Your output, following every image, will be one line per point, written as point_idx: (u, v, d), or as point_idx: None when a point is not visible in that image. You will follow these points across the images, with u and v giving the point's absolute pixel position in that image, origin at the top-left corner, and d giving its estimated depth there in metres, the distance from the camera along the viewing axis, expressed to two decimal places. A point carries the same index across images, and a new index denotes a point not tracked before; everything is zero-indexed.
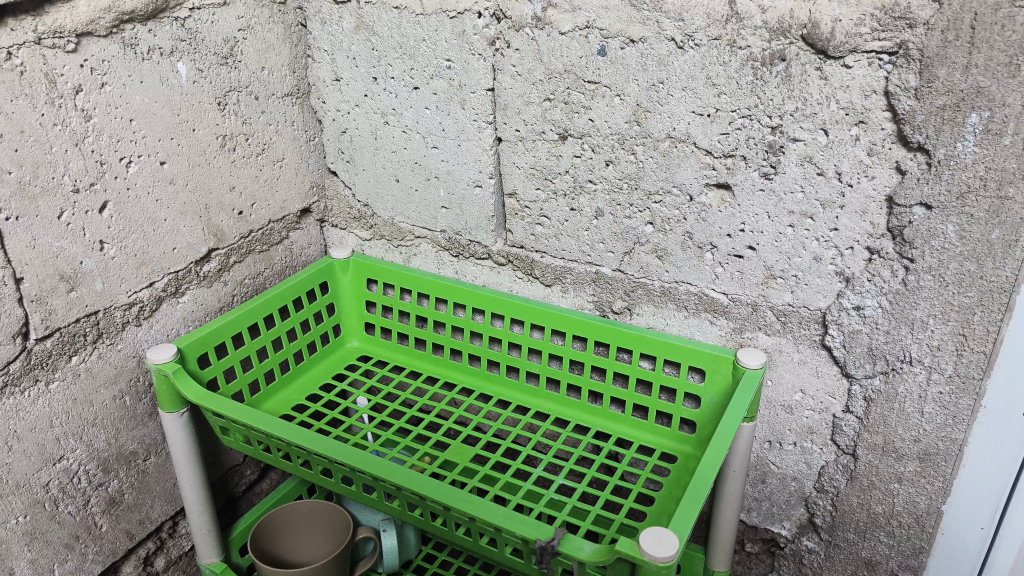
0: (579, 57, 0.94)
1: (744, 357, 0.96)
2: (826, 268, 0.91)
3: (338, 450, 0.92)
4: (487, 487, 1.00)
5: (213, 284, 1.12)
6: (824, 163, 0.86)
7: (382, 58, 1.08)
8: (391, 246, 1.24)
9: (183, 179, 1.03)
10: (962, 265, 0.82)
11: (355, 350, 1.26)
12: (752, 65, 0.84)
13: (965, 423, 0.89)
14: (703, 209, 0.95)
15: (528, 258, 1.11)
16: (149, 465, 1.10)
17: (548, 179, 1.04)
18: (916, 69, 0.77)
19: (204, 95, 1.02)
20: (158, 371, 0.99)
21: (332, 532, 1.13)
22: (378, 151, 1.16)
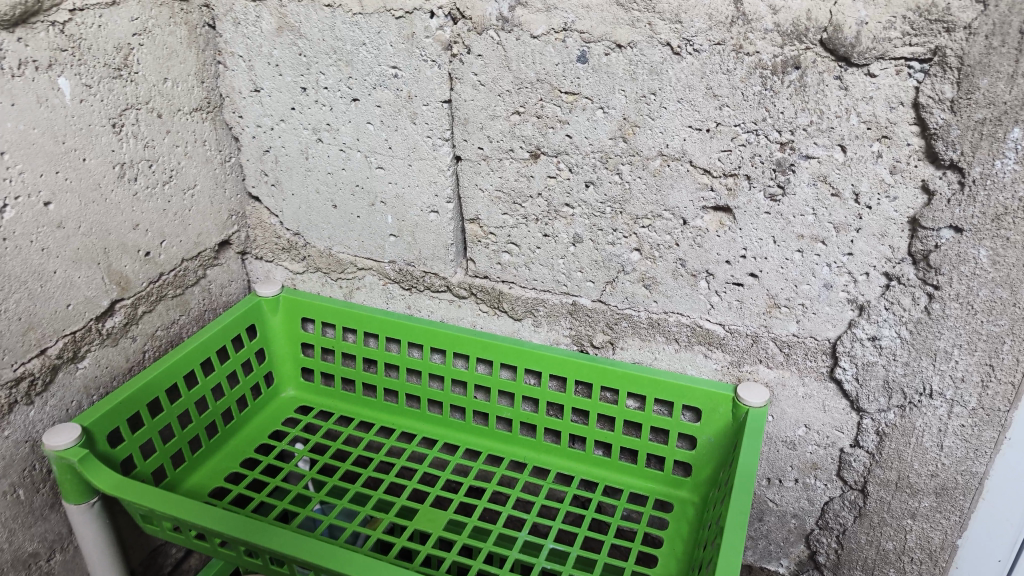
0: (554, 64, 0.80)
1: (746, 395, 0.87)
2: (837, 296, 0.83)
3: (291, 542, 0.73)
4: (467, 561, 0.85)
5: (119, 341, 0.94)
6: (840, 183, 0.77)
7: (312, 65, 0.91)
8: (329, 279, 1.10)
9: (74, 222, 0.84)
10: (994, 292, 0.74)
11: (292, 400, 1.12)
12: (761, 73, 0.74)
13: (987, 456, 0.82)
14: (698, 233, 0.85)
15: (495, 289, 1.00)
16: (55, 564, 0.92)
17: (517, 204, 0.92)
18: (953, 79, 0.67)
19: (94, 116, 0.83)
20: (59, 460, 0.80)
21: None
22: (311, 172, 1.00)
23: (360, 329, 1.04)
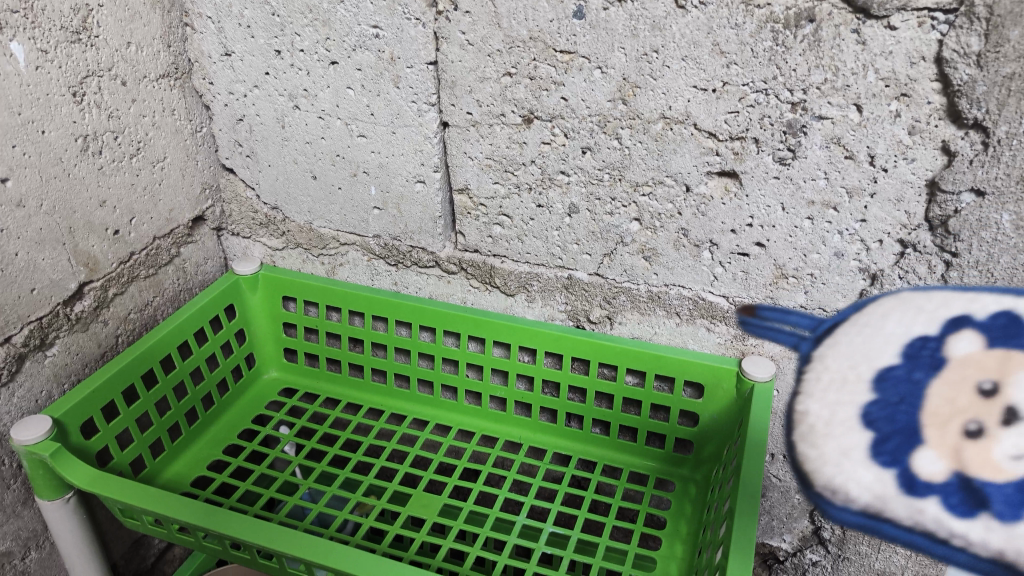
0: (548, 20, 0.75)
1: (751, 368, 0.83)
2: (849, 265, 0.78)
3: (283, 538, 0.68)
4: (466, 549, 0.81)
5: (90, 325, 0.89)
6: (854, 145, 0.72)
7: (287, 26, 0.85)
8: (310, 255, 1.04)
9: (35, 199, 0.77)
10: (1016, 259, 0.69)
11: (275, 382, 1.07)
12: (772, 27, 0.68)
13: None
14: (703, 201, 0.80)
15: (486, 263, 0.95)
16: (30, 562, 0.89)
17: (509, 172, 0.86)
18: (980, 30, 0.62)
19: (52, 85, 0.76)
20: (30, 455, 0.75)
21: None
22: (288, 142, 0.94)
23: (344, 307, 0.99)
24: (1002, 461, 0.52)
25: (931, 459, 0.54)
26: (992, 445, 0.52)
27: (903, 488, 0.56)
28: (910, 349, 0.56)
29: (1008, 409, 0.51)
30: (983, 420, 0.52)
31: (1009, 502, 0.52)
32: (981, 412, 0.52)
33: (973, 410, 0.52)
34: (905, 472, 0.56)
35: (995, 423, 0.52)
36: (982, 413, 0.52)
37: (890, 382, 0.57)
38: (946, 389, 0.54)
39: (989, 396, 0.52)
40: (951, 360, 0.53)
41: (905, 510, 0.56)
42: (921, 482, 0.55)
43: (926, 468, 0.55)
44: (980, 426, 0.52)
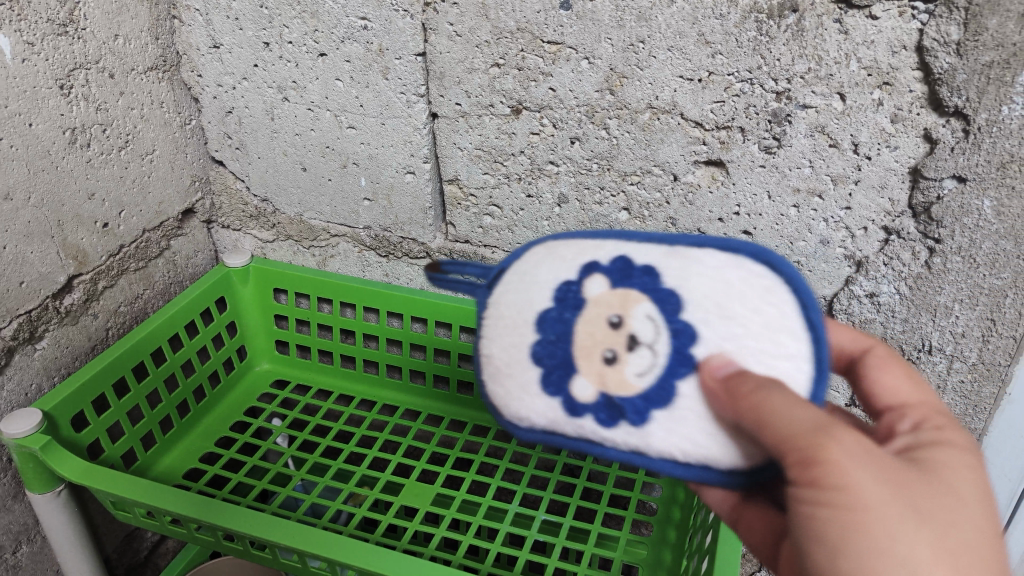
0: (535, 11, 0.75)
1: None
2: (834, 252, 0.79)
3: (276, 528, 0.69)
4: (459, 538, 0.82)
5: (79, 318, 0.89)
6: (838, 134, 0.73)
7: (275, 18, 0.85)
8: (301, 247, 1.05)
9: (24, 192, 0.77)
10: (997, 245, 0.71)
11: (266, 374, 1.08)
12: (756, 17, 0.69)
13: (986, 412, 0.80)
14: (690, 190, 0.81)
15: (477, 254, 0.96)
16: (22, 556, 0.89)
17: (498, 162, 0.87)
18: (959, 20, 0.63)
19: (39, 77, 0.76)
20: (20, 448, 0.75)
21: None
22: (277, 134, 0.95)
23: (334, 299, 1.00)
24: (631, 377, 0.51)
25: (585, 382, 0.53)
26: (624, 368, 0.51)
27: (567, 411, 0.53)
28: (560, 294, 0.54)
29: (633, 337, 0.50)
30: (619, 347, 0.51)
31: (641, 412, 0.51)
32: (614, 340, 0.51)
33: (608, 338, 0.51)
34: (567, 398, 0.53)
35: (627, 347, 0.51)
36: (614, 340, 0.51)
37: (549, 324, 0.54)
38: (585, 323, 0.52)
39: (619, 327, 0.51)
40: (587, 300, 0.52)
41: (574, 430, 0.54)
42: (572, 405, 0.53)
43: (581, 392, 0.53)
44: (618, 352, 0.51)
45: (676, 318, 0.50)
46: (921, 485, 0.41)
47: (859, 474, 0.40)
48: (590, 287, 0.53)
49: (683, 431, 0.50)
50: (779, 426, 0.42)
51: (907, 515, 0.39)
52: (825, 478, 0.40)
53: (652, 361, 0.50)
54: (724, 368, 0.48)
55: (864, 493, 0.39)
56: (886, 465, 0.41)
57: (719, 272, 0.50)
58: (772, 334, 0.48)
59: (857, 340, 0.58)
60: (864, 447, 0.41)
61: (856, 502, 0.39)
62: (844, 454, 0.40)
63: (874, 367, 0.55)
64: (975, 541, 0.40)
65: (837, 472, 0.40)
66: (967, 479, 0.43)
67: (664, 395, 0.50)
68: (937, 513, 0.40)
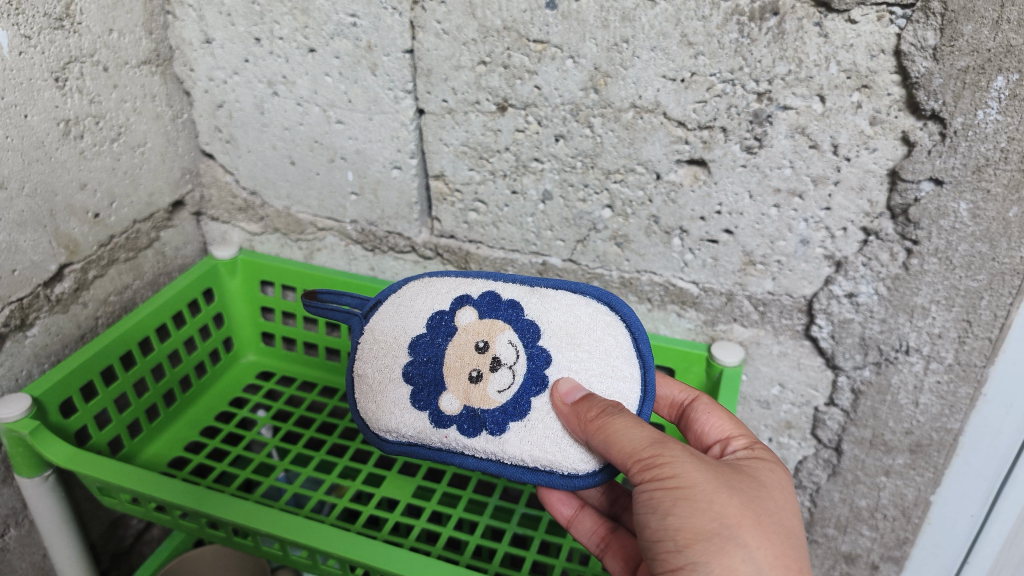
0: (521, 10, 0.76)
1: (719, 354, 0.85)
2: (814, 252, 0.80)
3: (256, 515, 0.70)
4: (438, 530, 0.83)
5: (69, 307, 0.90)
6: (818, 135, 0.73)
7: (266, 14, 0.86)
8: (288, 240, 1.06)
9: (17, 181, 0.78)
10: (973, 247, 0.72)
11: (253, 366, 1.10)
12: (738, 19, 0.70)
13: (962, 413, 0.81)
14: (672, 188, 0.82)
15: (462, 249, 0.97)
16: (9, 540, 0.90)
17: (484, 158, 0.88)
18: (936, 25, 0.64)
19: (34, 70, 0.77)
20: (9, 433, 0.76)
21: (224, 567, 1.07)
22: (267, 128, 0.96)
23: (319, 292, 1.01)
24: (492, 393, 0.69)
25: (452, 399, 0.70)
26: (487, 384, 0.69)
27: (434, 422, 0.70)
28: (433, 321, 0.73)
29: (495, 360, 0.69)
30: (482, 367, 0.69)
31: (498, 423, 0.68)
32: (480, 362, 0.69)
33: (475, 361, 0.70)
34: (435, 412, 0.71)
35: (490, 368, 0.69)
36: (480, 362, 0.69)
37: (421, 348, 0.73)
38: (457, 349, 0.71)
39: (484, 352, 0.70)
40: (458, 328, 0.72)
41: (438, 439, 0.71)
42: (439, 416, 0.70)
43: (448, 405, 0.70)
44: (482, 372, 0.69)
45: (531, 344, 0.69)
46: (731, 474, 0.59)
47: (683, 463, 0.57)
48: (461, 317, 0.72)
49: (532, 439, 0.67)
50: (624, 443, 0.59)
51: (719, 488, 0.56)
52: (661, 473, 0.57)
53: (510, 379, 0.68)
54: (569, 393, 0.66)
55: (687, 476, 0.56)
56: (702, 459, 0.58)
57: (571, 310, 0.70)
58: (605, 360, 0.68)
59: (684, 390, 0.77)
60: (688, 451, 0.58)
61: (682, 483, 0.56)
62: (672, 455, 0.57)
63: (701, 408, 0.73)
64: (772, 504, 0.58)
65: (669, 466, 0.57)
66: (767, 475, 0.61)
67: (519, 410, 0.68)
68: (741, 487, 0.58)
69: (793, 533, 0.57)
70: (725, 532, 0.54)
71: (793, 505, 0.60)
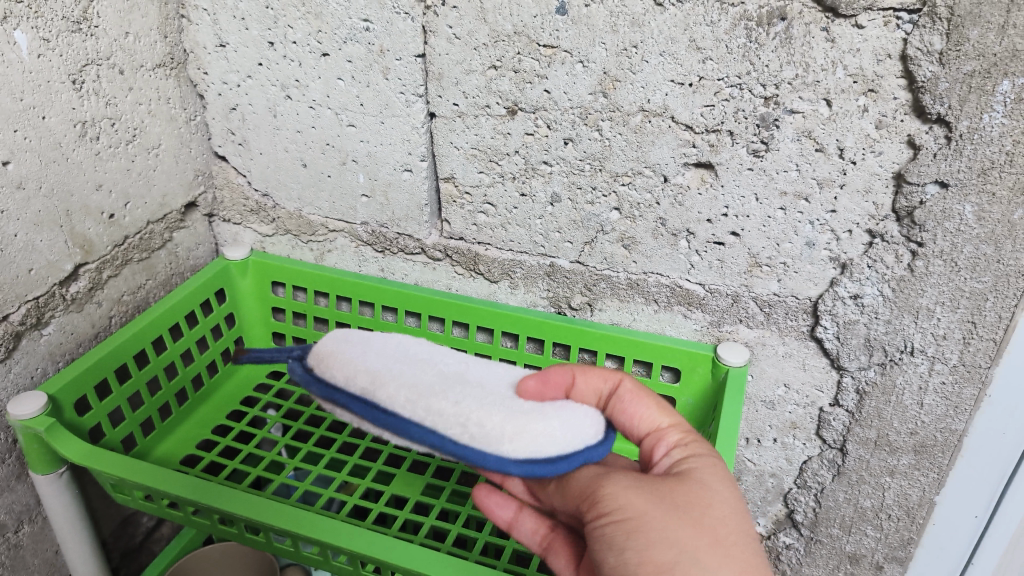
0: (532, 16, 0.77)
1: (725, 354, 0.86)
2: (820, 254, 0.81)
3: (268, 511, 0.71)
4: (447, 527, 0.84)
5: (83, 306, 0.91)
6: (824, 138, 0.74)
7: (280, 18, 0.87)
8: (299, 241, 1.07)
9: (35, 182, 0.80)
10: (978, 249, 0.72)
11: (263, 365, 1.11)
12: (746, 25, 0.71)
13: (967, 414, 0.82)
14: (680, 191, 0.83)
15: (471, 251, 0.98)
16: (23, 536, 0.92)
17: (493, 161, 0.89)
18: (942, 30, 0.65)
19: (53, 72, 0.79)
20: (26, 430, 0.77)
21: (233, 565, 1.08)
22: (279, 131, 0.97)
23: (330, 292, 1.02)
24: None
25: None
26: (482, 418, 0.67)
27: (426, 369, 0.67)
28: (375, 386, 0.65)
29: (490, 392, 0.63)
30: None
31: None
32: None
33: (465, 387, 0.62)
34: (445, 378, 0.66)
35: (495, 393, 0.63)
36: None
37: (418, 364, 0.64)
38: None
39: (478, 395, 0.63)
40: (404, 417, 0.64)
41: None
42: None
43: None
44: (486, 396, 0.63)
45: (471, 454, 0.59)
46: (679, 488, 0.55)
47: (626, 492, 0.54)
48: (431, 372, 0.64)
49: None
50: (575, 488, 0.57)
51: (667, 511, 0.53)
52: (606, 508, 0.54)
53: None
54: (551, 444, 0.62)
55: (631, 508, 0.53)
56: (647, 483, 0.55)
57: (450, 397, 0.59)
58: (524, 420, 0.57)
59: (608, 377, 0.63)
60: (633, 479, 0.56)
61: (627, 516, 0.53)
62: (614, 487, 0.55)
63: (629, 399, 0.63)
64: (725, 507, 0.54)
65: (613, 499, 0.54)
66: (717, 479, 0.57)
67: None
68: (689, 502, 0.54)
69: (745, 535, 0.53)
70: (681, 557, 0.50)
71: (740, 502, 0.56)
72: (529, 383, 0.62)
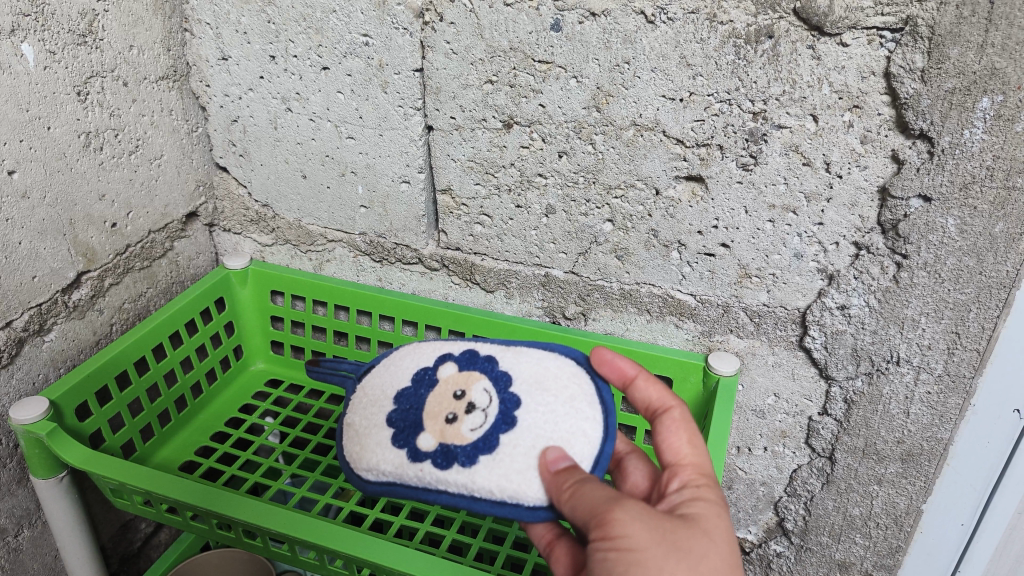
0: (527, 32, 0.79)
1: (716, 363, 0.88)
2: (807, 266, 0.83)
3: (269, 516, 0.72)
4: (442, 533, 0.85)
5: (86, 313, 0.93)
6: (811, 153, 0.76)
7: (282, 33, 0.89)
8: (298, 251, 1.09)
9: (39, 191, 0.81)
10: (961, 261, 0.74)
11: (261, 374, 1.13)
12: (735, 42, 0.73)
13: (952, 423, 0.83)
14: (671, 203, 0.85)
15: (467, 261, 1.00)
16: (22, 540, 0.93)
17: (489, 173, 0.91)
18: (924, 48, 0.67)
19: (59, 84, 0.81)
20: (28, 435, 0.79)
21: (196, 565, 1.05)
22: (280, 142, 0.99)
23: (329, 301, 1.04)
24: (466, 431, 0.68)
25: (427, 437, 0.69)
26: (460, 426, 0.69)
27: (410, 458, 0.68)
28: (417, 375, 0.75)
29: (471, 405, 0.70)
30: (457, 411, 0.70)
31: (469, 456, 0.66)
32: (456, 406, 0.70)
33: (451, 406, 0.70)
34: (411, 450, 0.69)
35: (465, 412, 0.70)
36: (456, 406, 0.70)
37: (405, 398, 0.73)
38: (438, 397, 0.72)
39: (460, 399, 0.71)
40: (440, 379, 0.73)
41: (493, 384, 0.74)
42: (414, 453, 0.68)
43: (423, 444, 0.69)
44: (457, 415, 0.69)
45: (504, 392, 0.70)
46: (681, 529, 0.54)
47: (632, 522, 0.53)
48: (442, 370, 0.74)
49: (500, 472, 0.65)
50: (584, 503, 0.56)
51: (667, 551, 0.52)
52: (612, 532, 0.53)
53: (483, 420, 0.69)
54: (557, 463, 0.63)
55: (636, 540, 0.52)
56: (653, 514, 0.54)
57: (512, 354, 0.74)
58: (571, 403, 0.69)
59: (664, 396, 0.66)
60: (645, 510, 0.54)
61: (630, 546, 0.52)
62: (624, 513, 0.53)
63: (670, 426, 0.64)
64: (722, 562, 0.53)
65: (619, 526, 0.53)
66: (720, 525, 0.56)
67: (488, 446, 0.67)
68: (688, 545, 0.53)
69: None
70: None
71: (733, 556, 0.55)
72: (604, 353, 0.71)
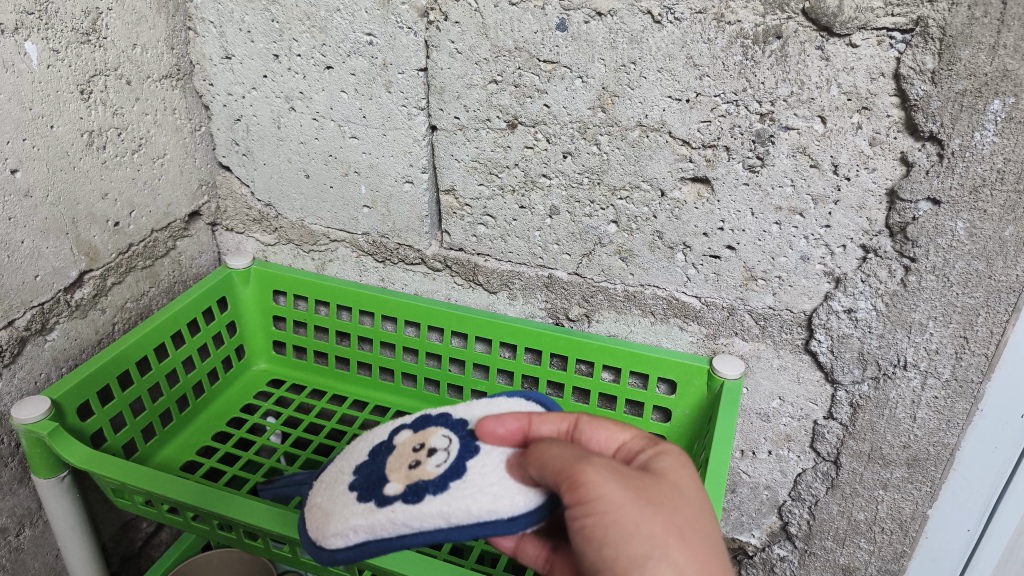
0: (532, 32, 0.79)
1: (721, 367, 0.87)
2: (813, 269, 0.82)
3: (268, 516, 0.71)
4: None
5: (87, 312, 0.92)
6: (819, 155, 0.76)
7: (286, 31, 0.89)
8: (301, 251, 1.09)
9: (42, 190, 0.81)
10: (970, 265, 0.73)
11: (263, 374, 1.12)
12: (742, 43, 0.72)
13: (959, 428, 0.83)
14: (676, 205, 0.85)
15: (470, 261, 0.99)
16: (23, 540, 0.92)
17: (493, 173, 0.90)
18: (934, 49, 0.66)
19: (62, 82, 0.80)
20: (30, 434, 0.78)
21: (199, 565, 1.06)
22: (283, 142, 0.99)
23: (330, 301, 1.04)
24: (431, 467, 0.63)
25: (393, 485, 0.63)
26: (425, 466, 0.63)
27: (377, 505, 0.61)
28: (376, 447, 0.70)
29: (432, 450, 0.65)
30: (421, 457, 0.65)
31: (439, 484, 0.60)
32: (418, 455, 0.65)
33: (413, 456, 0.66)
34: (378, 499, 0.62)
35: (428, 455, 0.65)
36: (418, 454, 0.66)
37: (366, 466, 0.68)
38: (396, 457, 0.67)
39: (421, 449, 0.66)
40: (396, 445, 0.69)
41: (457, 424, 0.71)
42: (381, 500, 0.62)
43: (389, 490, 0.63)
44: (421, 460, 0.65)
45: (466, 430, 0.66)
46: (651, 484, 0.50)
47: (604, 482, 0.48)
48: (398, 438, 0.70)
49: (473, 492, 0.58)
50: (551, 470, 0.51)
51: (643, 507, 0.48)
52: (586, 496, 0.48)
53: (447, 455, 0.64)
54: None
55: (610, 501, 0.47)
56: (622, 472, 0.50)
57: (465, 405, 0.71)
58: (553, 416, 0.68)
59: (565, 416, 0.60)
60: (612, 469, 0.50)
61: (606, 509, 0.47)
62: (594, 472, 0.49)
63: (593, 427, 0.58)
64: (697, 513, 0.50)
65: (593, 487, 0.48)
66: (687, 477, 0.53)
67: (456, 469, 0.61)
68: (662, 499, 0.49)
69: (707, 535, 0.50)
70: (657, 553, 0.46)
71: (703, 503, 0.52)
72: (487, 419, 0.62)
